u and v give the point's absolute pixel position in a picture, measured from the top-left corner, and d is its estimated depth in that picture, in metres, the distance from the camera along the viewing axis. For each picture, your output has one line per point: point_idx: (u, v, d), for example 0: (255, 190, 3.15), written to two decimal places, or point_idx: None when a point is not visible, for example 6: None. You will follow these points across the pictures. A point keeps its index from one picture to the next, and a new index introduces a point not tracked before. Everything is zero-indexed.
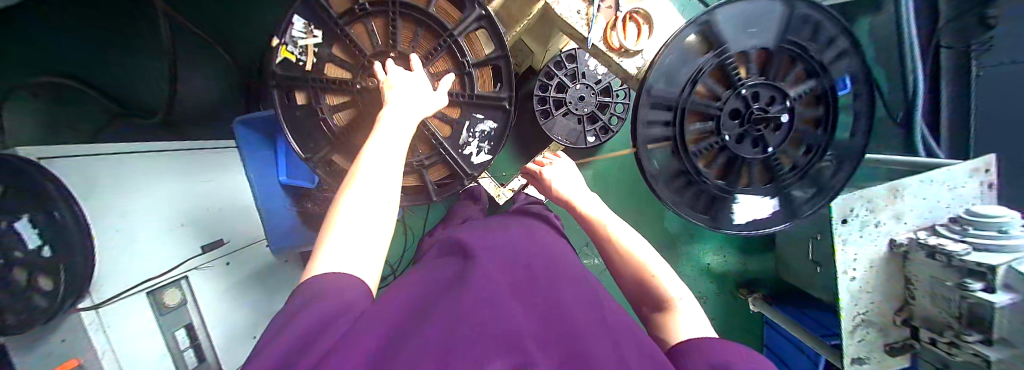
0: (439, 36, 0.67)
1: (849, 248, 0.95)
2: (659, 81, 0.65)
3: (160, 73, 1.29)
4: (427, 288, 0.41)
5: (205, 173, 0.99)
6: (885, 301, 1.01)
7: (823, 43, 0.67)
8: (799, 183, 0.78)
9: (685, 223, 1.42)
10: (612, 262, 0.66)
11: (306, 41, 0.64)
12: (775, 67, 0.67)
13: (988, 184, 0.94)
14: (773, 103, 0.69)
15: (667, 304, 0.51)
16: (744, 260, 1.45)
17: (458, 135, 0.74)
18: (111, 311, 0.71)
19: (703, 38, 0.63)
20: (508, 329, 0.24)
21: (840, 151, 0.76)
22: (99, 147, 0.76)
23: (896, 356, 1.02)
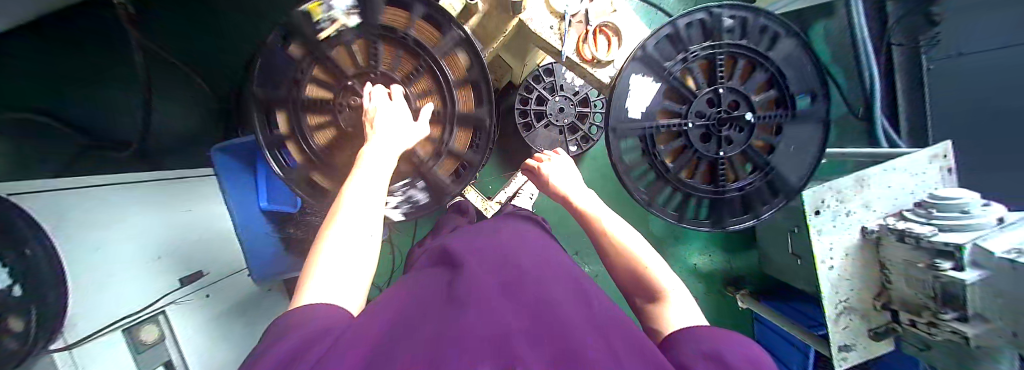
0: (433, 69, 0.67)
1: (825, 238, 0.99)
2: (639, 70, 0.68)
3: (133, 104, 1.27)
4: (418, 298, 0.41)
5: (185, 203, 0.98)
6: (864, 287, 1.04)
7: (778, 46, 0.71)
8: (775, 180, 0.79)
9: (670, 225, 1.44)
10: (607, 255, 0.67)
11: (296, 54, 0.65)
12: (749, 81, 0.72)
13: (948, 169, 1.00)
14: (735, 105, 0.73)
15: (658, 296, 0.52)
16: (729, 259, 1.48)
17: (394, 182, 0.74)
18: (83, 351, 0.66)
19: (691, 32, 0.68)
20: (499, 333, 0.25)
21: (800, 160, 0.79)
22: (81, 180, 0.76)
23: (881, 340, 1.05)
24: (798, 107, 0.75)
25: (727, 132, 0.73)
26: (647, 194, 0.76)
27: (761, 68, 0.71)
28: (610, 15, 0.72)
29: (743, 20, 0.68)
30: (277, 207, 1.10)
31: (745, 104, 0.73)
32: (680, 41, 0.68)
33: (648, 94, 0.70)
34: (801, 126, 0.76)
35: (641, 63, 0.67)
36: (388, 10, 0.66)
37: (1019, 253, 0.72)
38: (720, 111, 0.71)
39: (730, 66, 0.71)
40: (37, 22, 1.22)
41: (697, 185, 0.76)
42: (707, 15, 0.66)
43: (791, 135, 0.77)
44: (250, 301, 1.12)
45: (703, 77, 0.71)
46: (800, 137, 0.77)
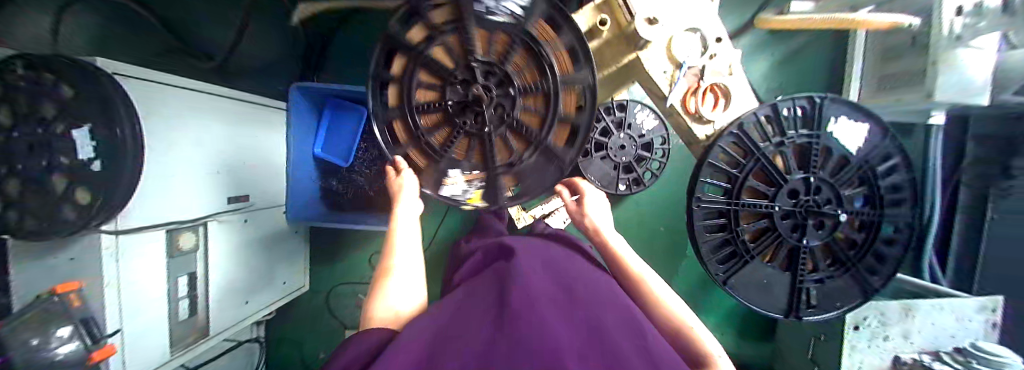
0: (542, 80, 0.62)
1: (856, 355, 0.97)
2: (852, 141, 0.71)
3: (229, 21, 1.32)
4: (487, 299, 0.50)
5: (251, 128, 1.01)
6: None
7: (893, 181, 0.74)
8: (830, 289, 0.77)
9: (691, 293, 1.42)
10: (643, 305, 0.65)
11: (428, 15, 0.61)
12: (856, 251, 0.75)
13: (993, 324, 0.98)
14: (827, 198, 0.72)
15: (704, 357, 0.52)
16: (738, 344, 1.44)
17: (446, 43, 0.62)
18: (127, 239, 0.64)
19: (887, 184, 0.74)
20: (552, 347, 0.33)
21: (773, 302, 0.79)
22: (174, 79, 0.74)
23: None
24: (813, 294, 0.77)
25: (811, 222, 0.72)
26: (703, 219, 0.75)
27: (860, 252, 0.75)
28: (725, 76, 0.74)
29: (895, 238, 0.76)
30: (329, 158, 1.14)
31: (831, 228, 0.73)
32: (838, 125, 0.71)
33: (852, 139, 0.71)
34: (866, 263, 0.76)
35: (854, 145, 0.71)
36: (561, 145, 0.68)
37: None
38: (813, 201, 0.71)
39: (865, 231, 0.75)
40: None
41: (750, 248, 0.74)
42: (892, 206, 0.74)
43: (813, 286, 0.76)
44: (274, 240, 1.13)
45: (851, 194, 0.73)
46: (788, 301, 0.77)
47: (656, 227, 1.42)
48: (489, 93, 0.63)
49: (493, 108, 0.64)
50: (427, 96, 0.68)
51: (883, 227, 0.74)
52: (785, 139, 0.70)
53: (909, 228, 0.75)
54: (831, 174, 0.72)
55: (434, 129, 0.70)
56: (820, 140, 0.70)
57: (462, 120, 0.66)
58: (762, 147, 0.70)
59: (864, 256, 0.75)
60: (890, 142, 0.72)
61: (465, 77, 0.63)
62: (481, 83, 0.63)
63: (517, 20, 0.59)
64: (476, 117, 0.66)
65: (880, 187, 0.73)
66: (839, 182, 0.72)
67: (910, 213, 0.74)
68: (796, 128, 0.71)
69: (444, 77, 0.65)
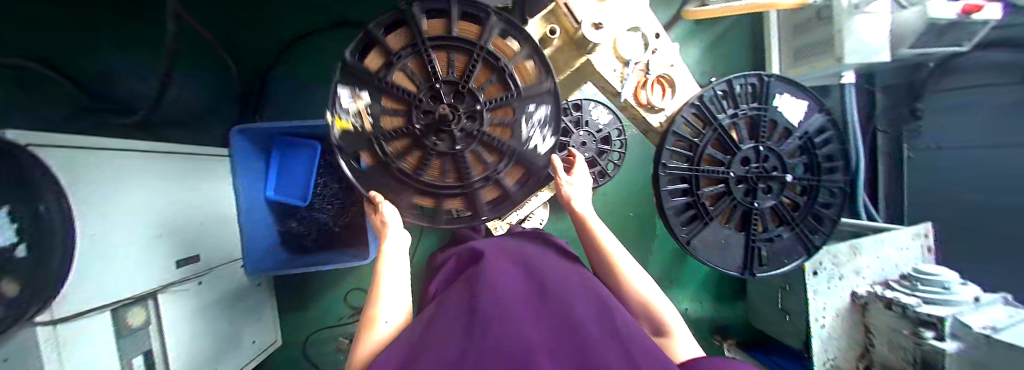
0: (493, 168, 0.67)
1: (819, 298, 1.05)
2: (794, 115, 0.79)
3: (151, 70, 1.22)
4: (455, 302, 0.47)
5: (194, 181, 0.93)
6: (849, 350, 1.12)
7: (828, 150, 0.82)
8: (781, 245, 0.84)
9: (667, 270, 1.49)
10: (610, 282, 0.65)
11: (523, 57, 0.64)
12: (802, 214, 0.83)
13: (927, 247, 1.11)
14: (773, 165, 0.79)
15: (664, 328, 0.55)
16: (717, 308, 1.53)
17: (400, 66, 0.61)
18: (70, 326, 0.58)
19: (824, 150, 0.82)
20: (525, 347, 0.32)
21: (729, 260, 0.83)
22: (96, 141, 0.66)
23: None
24: (763, 252, 0.84)
25: (762, 185, 0.78)
26: (668, 185, 0.78)
27: (804, 213, 0.83)
28: (669, 68, 0.79)
29: (835, 202, 0.85)
30: (285, 198, 1.08)
31: (779, 191, 0.80)
32: (784, 101, 0.78)
33: (795, 112, 0.79)
34: (808, 222, 0.84)
35: (795, 119, 0.79)
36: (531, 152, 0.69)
37: (994, 329, 0.81)
38: (761, 167, 0.78)
39: (808, 194, 0.83)
40: None
41: (713, 214, 0.79)
42: (830, 174, 0.83)
43: (765, 242, 0.82)
44: (234, 296, 1.05)
45: (794, 160, 0.81)
46: (742, 259, 0.83)
47: (626, 213, 1.47)
48: (455, 112, 0.61)
49: (445, 131, 0.62)
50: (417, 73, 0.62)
51: (820, 192, 0.83)
52: (738, 111, 0.76)
53: (841, 191, 0.85)
54: (779, 144, 0.79)
55: (394, 78, 0.61)
56: (767, 115, 0.77)
57: (408, 127, 0.62)
58: (719, 118, 0.75)
59: (806, 217, 0.83)
60: (823, 116, 0.81)
61: (453, 97, 0.62)
62: (444, 101, 0.61)
63: (529, 130, 0.66)
64: (417, 131, 0.62)
65: (818, 154, 0.81)
66: (785, 149, 0.79)
67: (842, 180, 0.84)
68: (747, 103, 0.77)
69: (438, 77, 0.60)
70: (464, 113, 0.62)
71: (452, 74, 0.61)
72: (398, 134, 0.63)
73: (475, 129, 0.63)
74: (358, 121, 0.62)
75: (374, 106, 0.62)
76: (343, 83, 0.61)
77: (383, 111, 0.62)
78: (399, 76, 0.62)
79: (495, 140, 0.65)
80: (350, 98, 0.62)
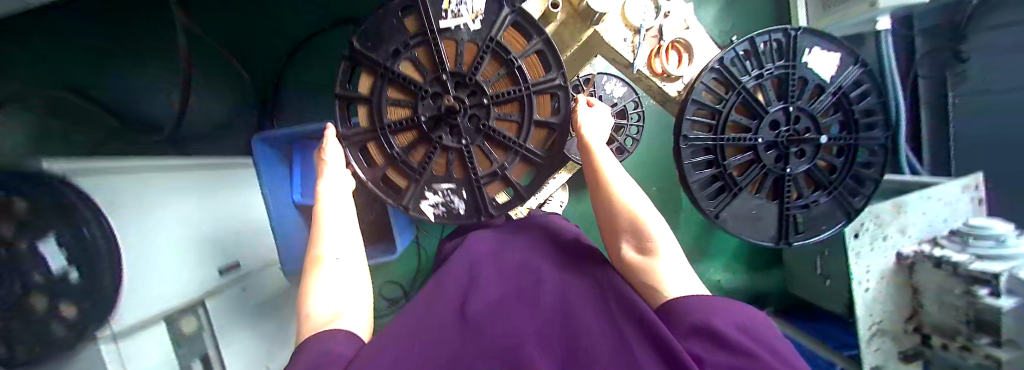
0: (401, 162, 0.69)
1: (863, 262, 1.00)
2: (826, 71, 0.75)
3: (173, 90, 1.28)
4: (440, 301, 0.45)
5: (224, 191, 0.96)
6: (897, 313, 1.08)
7: (866, 105, 0.78)
8: (820, 210, 0.81)
9: (694, 244, 1.46)
10: (598, 204, 0.56)
11: (519, 186, 0.73)
12: (840, 176, 0.79)
13: (978, 200, 1.05)
14: (805, 127, 0.75)
15: (649, 247, 0.44)
16: (751, 279, 1.49)
17: (453, 34, 0.65)
18: (127, 340, 0.65)
19: (863, 105, 0.78)
20: (510, 341, 0.29)
21: (764, 229, 0.79)
22: (126, 166, 0.73)
23: (907, 362, 1.09)
24: (800, 222, 0.80)
25: (795, 149, 0.75)
26: (692, 157, 0.75)
27: (844, 176, 0.79)
28: (683, 32, 0.78)
29: (874, 163, 0.81)
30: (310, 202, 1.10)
31: (811, 153, 0.76)
32: (816, 55, 0.73)
33: (829, 67, 0.75)
34: (846, 184, 0.81)
35: (828, 76, 0.75)
36: (518, 164, 0.74)
37: None
38: (792, 130, 0.74)
39: (847, 157, 0.79)
40: None
41: (744, 184, 0.76)
42: (869, 134, 0.78)
43: (805, 207, 0.79)
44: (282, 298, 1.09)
45: (830, 121, 0.77)
46: (776, 228, 0.80)
47: (649, 188, 1.43)
48: (462, 105, 0.66)
49: (435, 123, 0.67)
50: (484, 73, 0.68)
51: (857, 152, 0.78)
52: (763, 72, 0.72)
53: (882, 150, 0.80)
54: (812, 104, 0.75)
55: (444, 44, 0.65)
56: (795, 72, 0.73)
57: (419, 82, 0.65)
58: (743, 80, 0.72)
59: (844, 179, 0.79)
60: (858, 68, 0.76)
61: (480, 111, 0.68)
62: (449, 92, 0.65)
63: (447, 191, 0.72)
64: (419, 100, 0.66)
65: (855, 110, 0.77)
66: (817, 109, 0.75)
67: (882, 136, 0.79)
68: (777, 61, 0.73)
69: (483, 84, 0.66)
70: (459, 125, 0.66)
71: (486, 84, 0.66)
72: (425, 66, 0.66)
73: (485, 122, 0.68)
74: (449, 21, 0.63)
75: (463, 35, 0.65)
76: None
77: (451, 42, 0.66)
78: (493, 58, 0.67)
79: (431, 158, 0.69)
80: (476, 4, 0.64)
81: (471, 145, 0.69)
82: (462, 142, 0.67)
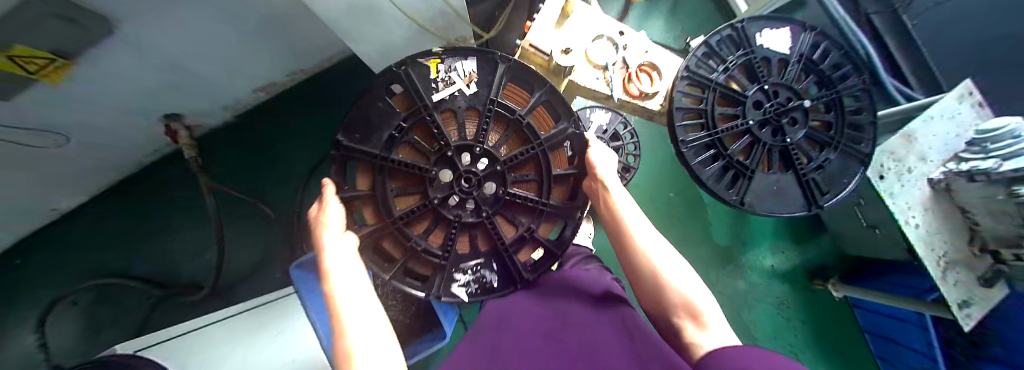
0: (422, 250, 0.70)
1: (900, 200, 1.00)
2: (784, 45, 0.81)
3: (203, 243, 1.37)
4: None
5: (275, 326, 0.98)
6: (955, 237, 1.04)
7: (832, 61, 0.83)
8: (835, 168, 0.83)
9: (729, 232, 1.51)
10: (632, 271, 0.57)
11: (550, 245, 0.75)
12: (840, 129, 0.82)
13: (979, 105, 1.05)
14: (787, 97, 0.80)
15: (698, 316, 0.44)
16: (802, 252, 1.50)
17: (449, 106, 0.70)
18: None
19: (830, 61, 0.83)
20: None
21: (790, 201, 0.81)
22: None
23: (993, 285, 1.03)
24: (821, 186, 0.82)
25: (786, 118, 0.79)
26: (696, 156, 0.78)
27: (842, 127, 0.82)
28: (645, 56, 0.86)
29: (864, 107, 0.85)
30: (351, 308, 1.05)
31: (801, 118, 0.80)
32: (769, 35, 0.80)
33: (785, 41, 0.81)
34: (847, 135, 0.83)
35: (787, 49, 0.81)
36: (545, 224, 0.78)
37: None
38: (776, 104, 0.78)
39: (839, 110, 0.82)
40: (116, 189, 1.37)
41: (754, 165, 0.78)
42: (848, 83, 0.82)
43: (818, 168, 0.81)
44: None
45: (805, 85, 0.82)
46: (801, 197, 0.81)
47: (666, 193, 1.51)
48: (478, 176, 0.70)
49: (451, 203, 0.71)
50: (491, 139, 0.73)
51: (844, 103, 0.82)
52: (728, 65, 0.78)
53: (863, 93, 0.85)
54: (783, 76, 0.80)
55: (442, 116, 0.71)
56: (756, 56, 0.79)
57: (423, 164, 0.69)
58: (713, 78, 0.77)
59: (843, 131, 0.82)
60: (809, 34, 0.82)
61: (492, 179, 0.72)
62: (463, 165, 0.69)
63: (476, 267, 0.74)
64: (429, 183, 0.69)
65: (824, 69, 0.82)
66: (789, 78, 0.80)
67: (860, 81, 0.83)
68: (735, 51, 0.79)
69: (494, 150, 0.71)
70: (476, 198, 0.70)
71: (496, 149, 0.71)
72: (428, 145, 0.71)
73: (505, 191, 0.72)
74: (442, 91, 0.69)
75: (458, 103, 0.71)
76: (475, 59, 0.72)
77: (448, 113, 0.72)
78: (499, 118, 0.73)
79: (455, 238, 0.71)
80: (467, 70, 0.71)
81: (495, 215, 0.72)
82: (484, 216, 0.71)
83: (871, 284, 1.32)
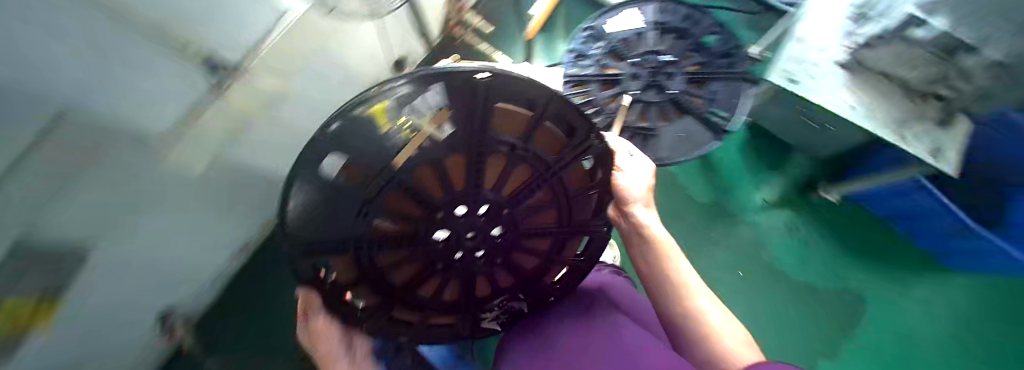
0: (435, 315, 0.67)
1: (821, 95, 1.05)
2: (633, 26, 1.06)
3: None
4: None
5: None
6: (896, 99, 1.07)
7: (680, 17, 1.06)
8: (725, 95, 1.03)
9: (709, 188, 1.45)
10: None
11: (582, 261, 0.72)
12: (713, 64, 1.03)
13: None
14: (654, 61, 1.04)
15: None
16: (784, 178, 1.45)
17: (428, 154, 0.48)
18: None
19: (679, 19, 1.07)
20: None
21: (698, 136, 1.02)
22: None
23: (953, 123, 1.07)
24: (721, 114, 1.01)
25: (660, 78, 1.03)
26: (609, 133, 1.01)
27: (711, 62, 1.03)
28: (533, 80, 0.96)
29: (726, 34, 1.05)
30: None
31: (674, 70, 1.03)
32: (618, 25, 1.06)
33: (633, 23, 1.06)
34: (721, 63, 1.04)
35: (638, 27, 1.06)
36: (574, 239, 0.72)
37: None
38: (646, 71, 1.03)
39: (701, 53, 1.04)
40: None
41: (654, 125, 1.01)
42: (700, 29, 1.05)
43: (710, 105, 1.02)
44: None
45: (668, 45, 1.05)
46: (706, 130, 1.02)
47: None
48: (483, 234, 0.59)
49: (459, 258, 0.60)
50: (488, 179, 0.56)
51: (703, 46, 1.05)
52: (598, 60, 1.04)
53: (719, 28, 1.06)
54: (643, 47, 1.05)
55: (422, 173, 0.49)
56: (613, 41, 1.05)
57: (410, 231, 0.55)
58: (591, 73, 1.03)
59: (715, 63, 1.03)
60: (651, 9, 1.07)
61: (495, 225, 0.60)
62: (465, 233, 0.56)
63: (501, 303, 0.72)
64: (420, 248, 0.57)
65: (676, 27, 1.06)
66: (649, 47, 1.05)
67: (710, 22, 1.06)
68: (598, 48, 1.06)
69: (494, 195, 0.57)
70: (490, 258, 0.63)
71: (498, 191, 0.57)
72: (406, 207, 0.52)
73: (523, 227, 0.64)
74: (409, 140, 0.46)
75: (438, 154, 0.48)
76: (444, 87, 0.45)
77: (433, 168, 0.49)
78: (499, 153, 0.54)
79: (472, 294, 0.66)
80: (431, 105, 0.48)
81: (515, 254, 0.67)
82: (506, 258, 0.66)
83: (857, 176, 1.32)
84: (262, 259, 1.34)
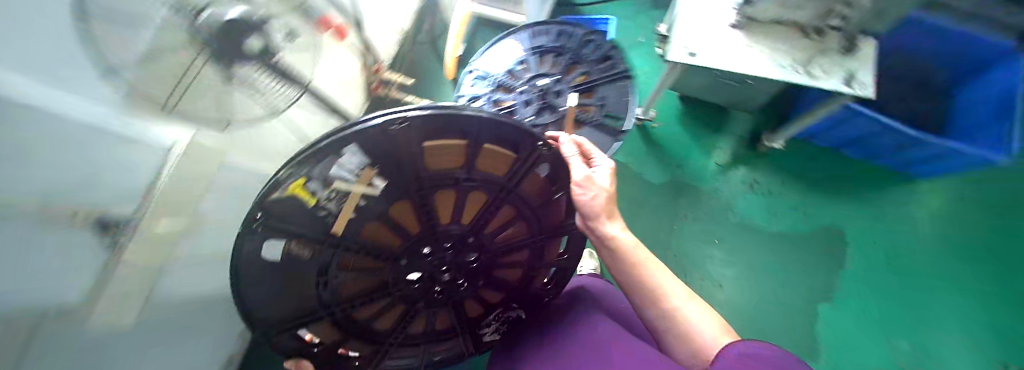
0: (435, 328, 0.78)
1: (725, 57, 1.08)
2: (513, 60, 1.23)
3: None
4: None
5: None
6: (796, 42, 1.12)
7: (552, 40, 1.23)
8: (613, 100, 1.20)
9: (665, 167, 1.48)
10: None
11: (562, 261, 0.78)
12: (593, 70, 1.19)
13: None
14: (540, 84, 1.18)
15: None
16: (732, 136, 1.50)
17: (368, 217, 0.50)
18: None
19: (555, 40, 1.22)
20: None
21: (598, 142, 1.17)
22: None
23: (856, 48, 1.11)
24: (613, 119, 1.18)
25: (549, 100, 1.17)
26: None
27: (590, 69, 1.19)
28: None
29: (597, 40, 1.20)
30: None
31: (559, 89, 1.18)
32: (499, 64, 1.23)
33: (512, 58, 1.23)
34: (602, 67, 1.19)
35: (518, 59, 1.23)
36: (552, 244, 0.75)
37: None
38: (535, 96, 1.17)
39: (581, 63, 1.20)
40: None
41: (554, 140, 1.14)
42: (573, 43, 1.21)
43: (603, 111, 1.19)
44: None
45: (550, 66, 1.21)
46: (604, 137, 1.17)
47: None
48: (450, 260, 0.64)
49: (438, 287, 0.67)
50: (444, 216, 0.58)
51: (579, 59, 1.20)
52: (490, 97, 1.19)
53: (591, 35, 1.20)
54: (527, 75, 1.20)
55: (374, 230, 0.54)
56: (499, 78, 1.21)
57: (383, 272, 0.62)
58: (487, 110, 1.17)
59: (595, 69, 1.19)
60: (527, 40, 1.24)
61: (467, 253, 0.65)
62: (436, 265, 0.64)
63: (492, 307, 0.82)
64: (394, 291, 0.65)
65: (551, 48, 1.21)
66: (533, 73, 1.20)
67: (580, 34, 1.21)
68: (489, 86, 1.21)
69: (455, 228, 0.60)
70: (467, 280, 0.69)
71: (457, 223, 0.60)
72: (370, 258, 0.58)
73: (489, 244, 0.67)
74: (352, 207, 0.45)
75: (376, 207, 0.49)
76: (359, 148, 0.38)
77: (379, 222, 0.53)
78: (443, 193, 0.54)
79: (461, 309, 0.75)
80: (353, 165, 0.41)
81: (492, 270, 0.73)
82: (485, 275, 0.72)
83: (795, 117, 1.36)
84: (253, 368, 1.30)
